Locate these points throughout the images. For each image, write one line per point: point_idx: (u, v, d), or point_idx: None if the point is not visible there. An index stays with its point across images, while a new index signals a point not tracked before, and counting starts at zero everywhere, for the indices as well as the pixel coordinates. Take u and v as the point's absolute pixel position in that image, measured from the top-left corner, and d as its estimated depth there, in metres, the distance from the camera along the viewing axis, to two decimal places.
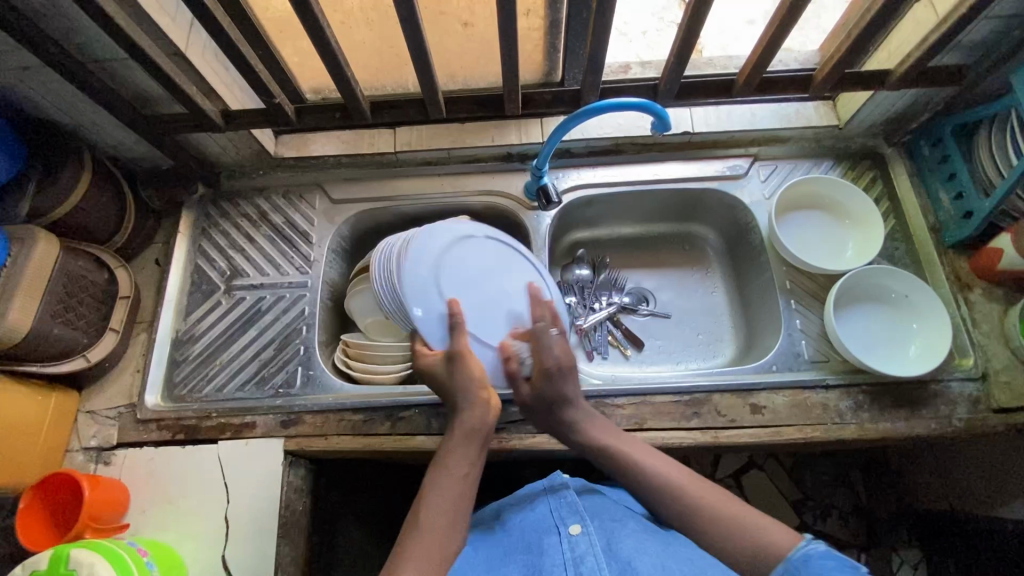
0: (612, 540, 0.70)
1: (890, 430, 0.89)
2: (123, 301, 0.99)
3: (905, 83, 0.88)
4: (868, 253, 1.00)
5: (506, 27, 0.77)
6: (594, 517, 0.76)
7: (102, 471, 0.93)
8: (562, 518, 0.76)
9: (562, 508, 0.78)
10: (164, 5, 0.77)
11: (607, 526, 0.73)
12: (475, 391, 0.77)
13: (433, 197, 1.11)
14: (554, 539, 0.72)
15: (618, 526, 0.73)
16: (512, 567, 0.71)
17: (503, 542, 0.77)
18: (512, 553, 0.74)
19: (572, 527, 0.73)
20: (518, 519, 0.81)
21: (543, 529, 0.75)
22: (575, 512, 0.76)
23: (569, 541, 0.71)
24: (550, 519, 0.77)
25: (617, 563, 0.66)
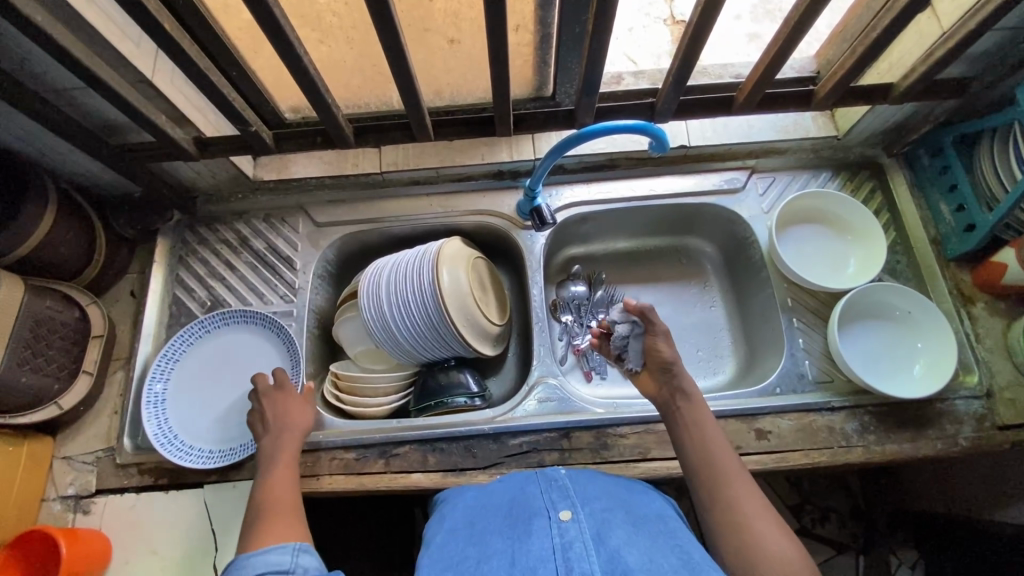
0: (602, 530, 0.63)
1: (897, 452, 0.87)
2: (97, 340, 0.94)
3: (909, 96, 0.85)
4: (870, 269, 0.98)
5: (496, 49, 0.73)
6: (585, 505, 0.69)
7: (80, 521, 0.89)
8: (552, 501, 0.69)
9: (552, 490, 0.71)
10: (127, 32, 0.72)
11: (599, 514, 0.66)
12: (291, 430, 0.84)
13: (421, 217, 1.07)
14: (542, 521, 0.65)
15: (609, 515, 0.67)
16: (496, 543, 0.64)
17: (489, 514, 0.71)
18: (495, 532, 0.67)
19: (563, 513, 0.65)
20: (502, 497, 0.74)
21: (530, 512, 0.68)
22: (568, 498, 0.69)
23: (557, 527, 0.63)
24: (540, 501, 0.70)
25: (606, 554, 0.59)
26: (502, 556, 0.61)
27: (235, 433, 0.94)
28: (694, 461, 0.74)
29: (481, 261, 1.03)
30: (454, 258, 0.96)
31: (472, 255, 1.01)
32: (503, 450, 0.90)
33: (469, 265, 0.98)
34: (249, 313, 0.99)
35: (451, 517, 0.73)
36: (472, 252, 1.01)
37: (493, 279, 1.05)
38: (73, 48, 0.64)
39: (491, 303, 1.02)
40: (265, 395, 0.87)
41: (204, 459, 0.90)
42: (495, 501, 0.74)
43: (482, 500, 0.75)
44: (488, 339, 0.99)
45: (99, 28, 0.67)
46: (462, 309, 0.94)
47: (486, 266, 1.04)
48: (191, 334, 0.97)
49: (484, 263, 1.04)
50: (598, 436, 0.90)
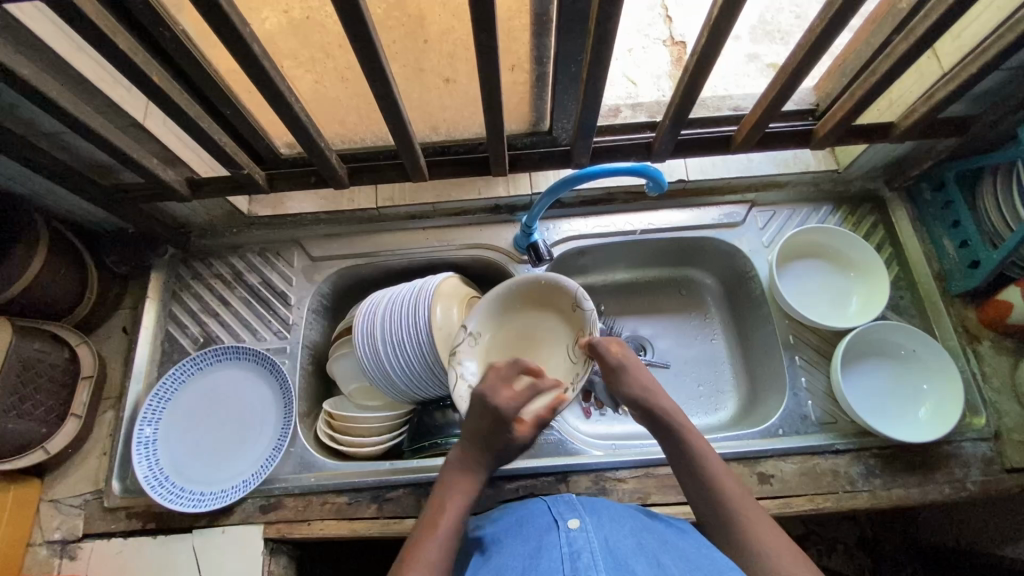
0: (611, 540, 0.59)
1: (904, 497, 0.85)
2: (87, 380, 0.93)
3: (909, 135, 0.84)
4: (873, 307, 0.96)
5: (490, 94, 0.72)
6: (593, 515, 0.64)
7: (67, 567, 0.87)
8: (559, 514, 0.64)
9: (559, 506, 0.67)
10: (118, 80, 0.71)
11: (607, 526, 0.62)
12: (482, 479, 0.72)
13: (417, 251, 1.05)
14: (551, 534, 0.60)
15: (617, 526, 0.63)
16: (511, 563, 0.58)
17: (499, 540, 0.64)
18: (508, 550, 0.61)
19: (571, 523, 0.61)
20: (509, 519, 0.69)
21: (538, 527, 0.63)
22: (575, 508, 0.65)
23: (566, 536, 0.59)
24: (546, 516, 0.65)
25: (616, 564, 0.54)
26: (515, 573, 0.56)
27: (228, 474, 0.92)
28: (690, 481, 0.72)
29: (543, 304, 0.95)
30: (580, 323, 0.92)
31: (551, 302, 0.94)
32: (498, 494, 0.88)
33: (568, 326, 0.94)
34: (243, 349, 0.97)
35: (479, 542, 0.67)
36: (553, 301, 0.94)
37: (512, 324, 0.95)
38: (62, 98, 0.64)
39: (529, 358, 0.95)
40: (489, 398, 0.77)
41: (196, 501, 0.87)
42: (503, 525, 0.68)
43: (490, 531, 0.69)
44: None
45: (90, 77, 0.67)
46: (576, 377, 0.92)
47: (530, 306, 0.95)
48: (184, 371, 0.95)
49: (539, 303, 0.95)
50: (596, 480, 0.88)
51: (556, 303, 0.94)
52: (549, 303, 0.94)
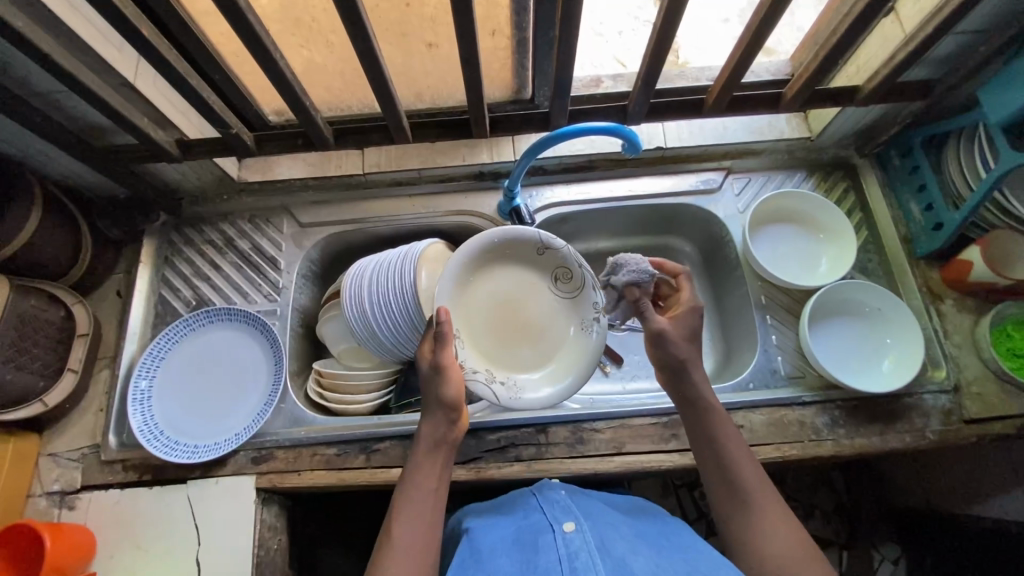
0: (607, 540, 0.63)
1: (866, 446, 0.90)
2: (83, 339, 0.96)
3: (875, 98, 0.88)
4: (841, 268, 1.00)
5: (468, 54, 0.75)
6: (588, 518, 0.69)
7: (65, 516, 0.90)
8: (555, 517, 0.69)
9: (554, 510, 0.71)
10: (108, 38, 0.74)
11: (601, 528, 0.66)
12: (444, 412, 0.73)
13: (404, 217, 1.08)
14: (548, 536, 0.64)
15: (612, 528, 0.67)
16: (507, 566, 0.62)
17: (498, 539, 0.69)
18: (507, 553, 0.65)
19: (567, 524, 0.65)
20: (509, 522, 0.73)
21: (535, 530, 0.68)
22: (570, 512, 0.69)
23: (562, 538, 0.63)
24: (542, 520, 0.69)
25: (612, 561, 0.59)
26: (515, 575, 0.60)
27: (220, 429, 0.95)
28: (706, 446, 0.73)
29: (498, 260, 0.90)
30: (552, 262, 0.91)
31: (506, 252, 0.90)
32: (480, 445, 0.91)
33: (537, 269, 0.92)
34: (234, 311, 1.00)
35: (482, 538, 0.70)
36: (507, 251, 0.90)
37: (483, 297, 0.90)
38: (55, 52, 0.66)
39: (522, 315, 0.92)
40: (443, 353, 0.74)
41: (191, 453, 0.91)
42: (504, 527, 0.72)
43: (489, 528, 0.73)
44: (570, 368, 0.89)
45: (82, 35, 0.69)
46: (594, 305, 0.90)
47: (487, 271, 0.90)
48: (177, 332, 0.99)
49: (496, 259, 0.90)
50: (574, 431, 0.92)
51: (512, 250, 0.90)
52: (507, 253, 0.90)
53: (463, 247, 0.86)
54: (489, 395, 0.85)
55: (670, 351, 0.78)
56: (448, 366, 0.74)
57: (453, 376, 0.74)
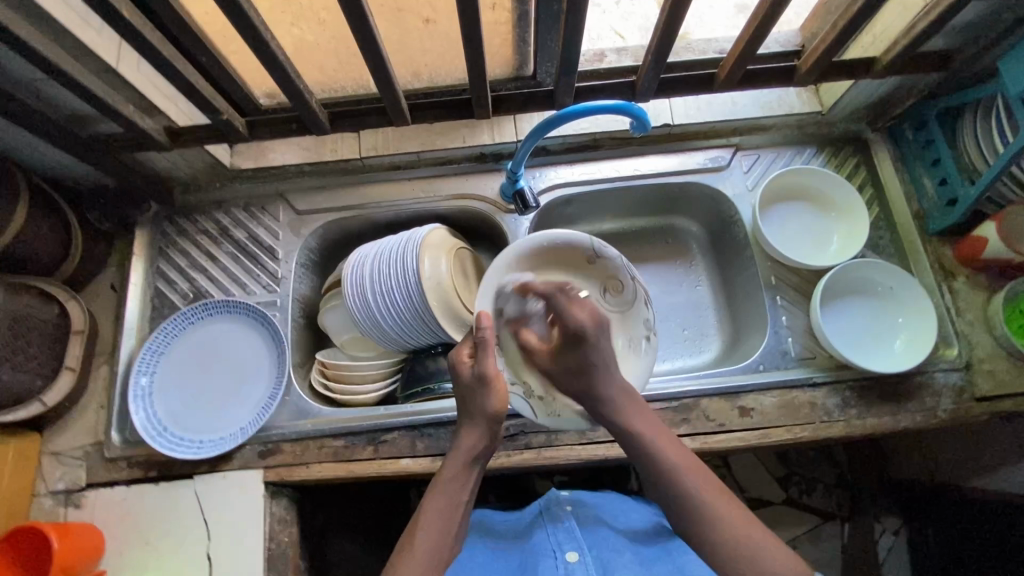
0: (609, 568, 0.66)
1: (877, 426, 0.89)
2: (78, 336, 0.92)
3: (892, 70, 0.84)
4: (853, 247, 0.98)
5: (470, 30, 0.71)
6: (592, 544, 0.71)
7: (72, 514, 0.89)
8: (559, 543, 0.72)
9: (559, 531, 0.74)
10: (87, 20, 0.70)
11: (604, 555, 0.69)
12: (486, 423, 0.71)
13: (404, 202, 1.05)
14: (549, 562, 0.68)
15: (614, 552, 0.70)
16: None
17: (502, 563, 0.74)
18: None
19: (569, 553, 0.69)
20: (515, 547, 0.77)
21: (537, 554, 0.71)
22: (574, 537, 0.72)
23: (564, 567, 0.67)
24: (546, 543, 0.73)
25: None
26: None
27: (225, 423, 0.94)
28: (642, 462, 0.70)
29: (548, 268, 0.88)
30: (603, 272, 0.88)
31: (557, 260, 0.88)
32: None
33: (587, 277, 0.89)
34: (233, 303, 0.98)
35: (485, 561, 0.74)
36: (559, 260, 0.88)
37: None
38: (30, 37, 0.62)
39: None
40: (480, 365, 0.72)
41: (195, 449, 0.90)
42: (512, 552, 0.76)
43: (495, 548, 0.77)
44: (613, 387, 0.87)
45: (57, 18, 0.65)
46: (645, 322, 0.88)
47: (530, 280, 0.89)
48: (176, 326, 0.96)
49: (546, 264, 0.88)
50: None
51: (562, 258, 0.88)
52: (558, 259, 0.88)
53: (511, 247, 0.85)
54: (529, 410, 0.85)
55: (569, 386, 0.76)
56: (492, 376, 0.72)
57: (496, 386, 0.72)
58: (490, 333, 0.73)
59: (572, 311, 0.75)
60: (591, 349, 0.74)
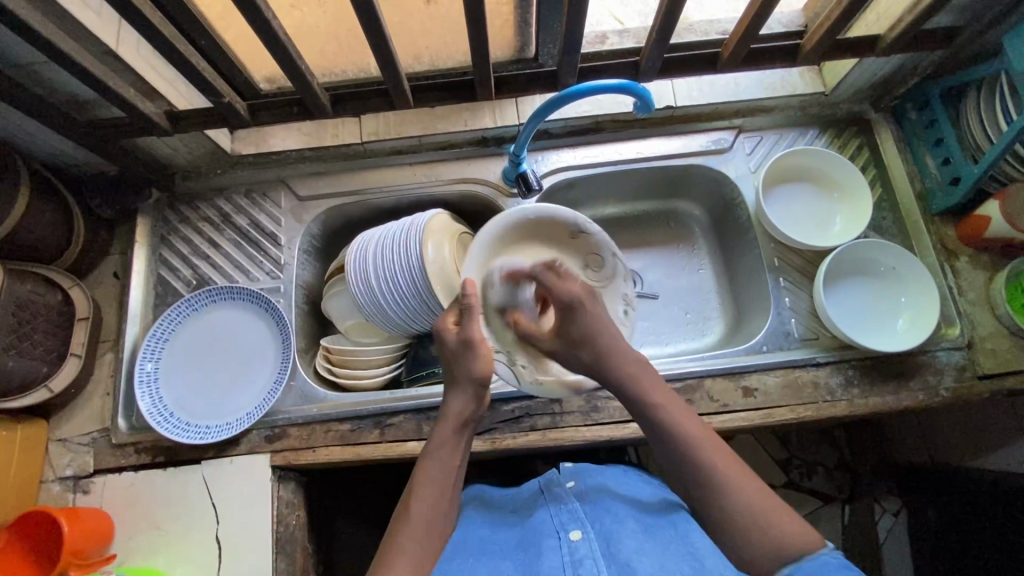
0: (613, 541, 0.66)
1: (880, 404, 0.90)
2: (83, 322, 0.93)
3: (896, 48, 0.84)
4: (855, 228, 0.98)
5: (472, 9, 0.70)
6: (595, 521, 0.71)
7: (81, 500, 0.90)
8: (561, 521, 0.71)
9: (560, 510, 0.73)
10: (86, 1, 0.69)
11: (607, 528, 0.69)
12: (473, 387, 0.72)
13: (406, 187, 1.05)
14: (552, 541, 0.68)
15: (618, 524, 0.69)
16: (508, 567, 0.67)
17: (501, 536, 0.73)
18: (509, 556, 0.69)
19: (573, 532, 0.68)
20: (515, 523, 0.76)
21: (539, 532, 0.71)
22: (577, 516, 0.71)
23: (568, 546, 0.66)
24: (548, 521, 0.72)
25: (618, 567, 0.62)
26: None
27: (230, 409, 0.94)
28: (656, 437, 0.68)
29: (530, 239, 0.88)
30: (585, 247, 0.87)
31: (539, 234, 0.88)
32: (495, 416, 0.91)
33: (571, 252, 0.88)
34: (236, 289, 0.98)
35: (485, 534, 0.74)
36: (540, 232, 0.88)
37: None
38: (30, 18, 0.62)
39: None
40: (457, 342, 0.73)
41: (202, 434, 0.90)
42: (511, 528, 0.76)
43: (495, 524, 0.77)
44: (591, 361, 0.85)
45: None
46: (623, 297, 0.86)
47: (513, 253, 0.88)
48: (180, 312, 0.96)
49: (531, 236, 0.88)
50: (588, 399, 0.92)
51: (544, 231, 0.88)
52: (543, 233, 0.88)
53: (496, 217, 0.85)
54: (508, 373, 0.83)
55: (574, 359, 0.74)
56: (477, 340, 0.72)
57: (482, 351, 0.72)
58: (475, 298, 0.74)
59: (562, 283, 0.75)
60: (586, 314, 0.74)
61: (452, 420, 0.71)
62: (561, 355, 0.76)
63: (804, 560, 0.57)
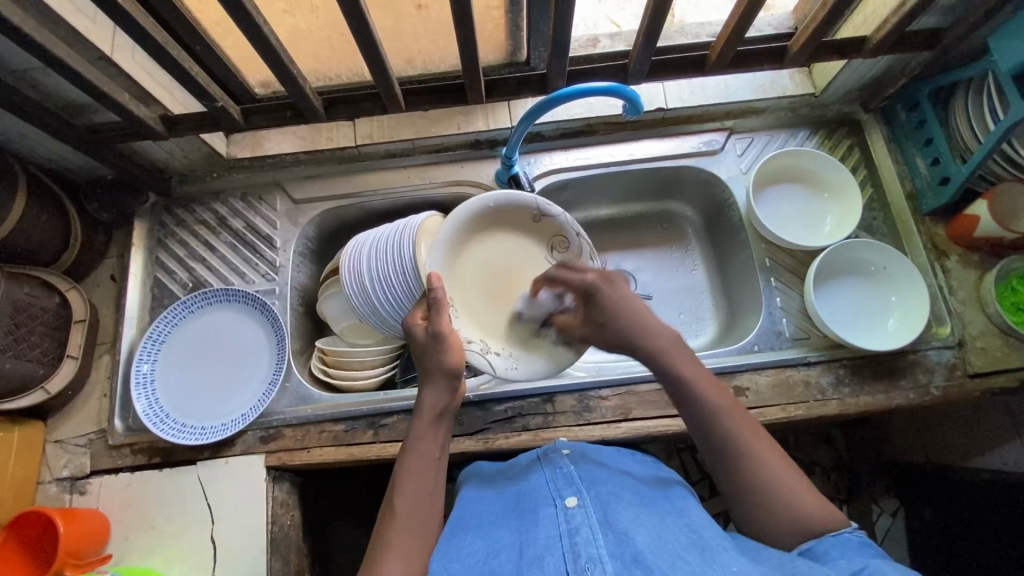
0: (610, 512, 0.62)
1: (871, 403, 0.90)
2: (80, 324, 0.94)
3: (883, 49, 0.85)
4: (846, 228, 0.99)
5: (461, 14, 0.71)
6: (591, 488, 0.67)
7: (77, 501, 0.91)
8: (558, 489, 0.68)
9: (558, 479, 0.70)
10: (81, 8, 0.70)
11: (604, 498, 0.65)
12: (445, 376, 0.73)
13: (401, 190, 1.06)
14: (548, 509, 0.64)
15: (616, 496, 0.66)
16: (505, 535, 0.64)
17: (498, 507, 0.72)
18: (505, 525, 0.67)
19: (569, 499, 0.65)
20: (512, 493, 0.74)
21: (536, 500, 0.68)
22: (573, 483, 0.68)
23: (564, 513, 0.63)
24: (545, 489, 0.69)
25: (614, 536, 0.58)
26: (511, 549, 0.61)
27: (226, 410, 0.95)
28: (690, 417, 0.68)
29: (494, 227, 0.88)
30: (550, 229, 0.90)
31: (505, 220, 0.88)
32: (487, 417, 0.92)
33: (535, 236, 0.90)
34: (231, 291, 0.99)
35: (481, 511, 0.72)
36: (505, 219, 0.88)
37: (474, 263, 0.88)
38: (26, 25, 0.63)
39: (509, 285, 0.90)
40: (420, 338, 0.74)
41: (198, 435, 0.91)
42: (507, 497, 0.73)
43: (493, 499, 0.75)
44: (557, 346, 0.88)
45: (52, 5, 0.65)
46: None
47: (481, 239, 0.88)
48: (176, 315, 0.97)
49: (498, 220, 0.88)
50: (580, 399, 0.92)
51: (508, 215, 0.88)
52: (508, 217, 0.88)
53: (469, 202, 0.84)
54: (486, 365, 0.84)
55: (605, 342, 0.76)
56: (446, 334, 0.73)
57: (452, 343, 0.73)
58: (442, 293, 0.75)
59: (581, 273, 0.80)
60: (606, 299, 0.76)
61: (427, 411, 0.71)
62: (593, 340, 0.78)
63: (827, 536, 0.61)
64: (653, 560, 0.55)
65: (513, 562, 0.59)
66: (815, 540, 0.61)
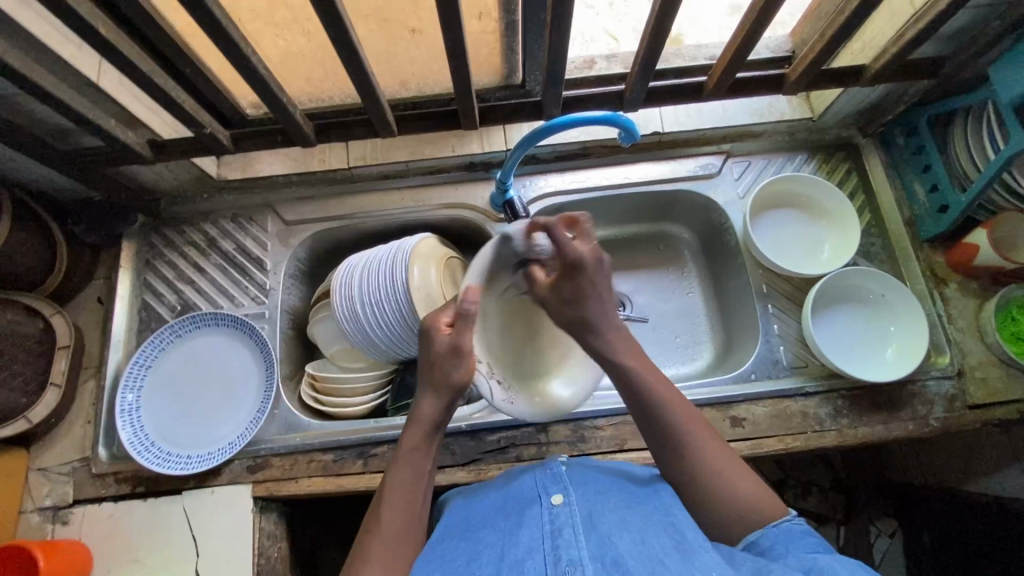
0: (595, 511, 0.59)
1: (869, 434, 0.89)
2: (64, 350, 0.92)
3: (882, 77, 0.84)
4: (845, 255, 0.98)
5: (453, 43, 0.70)
6: (579, 485, 0.64)
7: (60, 531, 0.89)
8: (543, 486, 0.64)
9: (544, 475, 0.66)
10: (65, 35, 0.69)
11: (591, 496, 0.62)
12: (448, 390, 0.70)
13: (394, 212, 1.05)
14: (535, 509, 0.60)
15: (603, 493, 0.63)
16: (489, 535, 0.60)
17: (485, 506, 0.67)
18: (490, 524, 0.62)
19: (555, 497, 0.61)
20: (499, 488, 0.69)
21: (521, 500, 0.64)
22: (559, 479, 0.64)
23: (548, 512, 0.59)
24: (531, 487, 0.65)
25: (596, 539, 0.56)
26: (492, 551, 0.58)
27: (213, 437, 0.93)
28: (643, 419, 0.68)
29: None
30: None
31: None
32: (480, 447, 0.90)
33: None
34: (220, 315, 0.97)
35: (465, 509, 0.68)
36: None
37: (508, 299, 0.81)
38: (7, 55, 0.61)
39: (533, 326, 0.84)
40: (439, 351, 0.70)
41: (184, 464, 0.89)
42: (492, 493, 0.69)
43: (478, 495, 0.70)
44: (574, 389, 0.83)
45: (36, 33, 0.64)
46: None
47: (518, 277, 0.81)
48: (163, 339, 0.95)
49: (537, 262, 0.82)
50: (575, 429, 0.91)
51: None
52: None
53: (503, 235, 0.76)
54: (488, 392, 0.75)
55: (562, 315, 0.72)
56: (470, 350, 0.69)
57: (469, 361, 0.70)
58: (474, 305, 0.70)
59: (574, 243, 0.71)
60: (585, 279, 0.71)
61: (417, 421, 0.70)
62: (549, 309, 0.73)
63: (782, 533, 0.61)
64: (633, 564, 0.53)
65: (493, 565, 0.55)
66: (760, 532, 0.61)
